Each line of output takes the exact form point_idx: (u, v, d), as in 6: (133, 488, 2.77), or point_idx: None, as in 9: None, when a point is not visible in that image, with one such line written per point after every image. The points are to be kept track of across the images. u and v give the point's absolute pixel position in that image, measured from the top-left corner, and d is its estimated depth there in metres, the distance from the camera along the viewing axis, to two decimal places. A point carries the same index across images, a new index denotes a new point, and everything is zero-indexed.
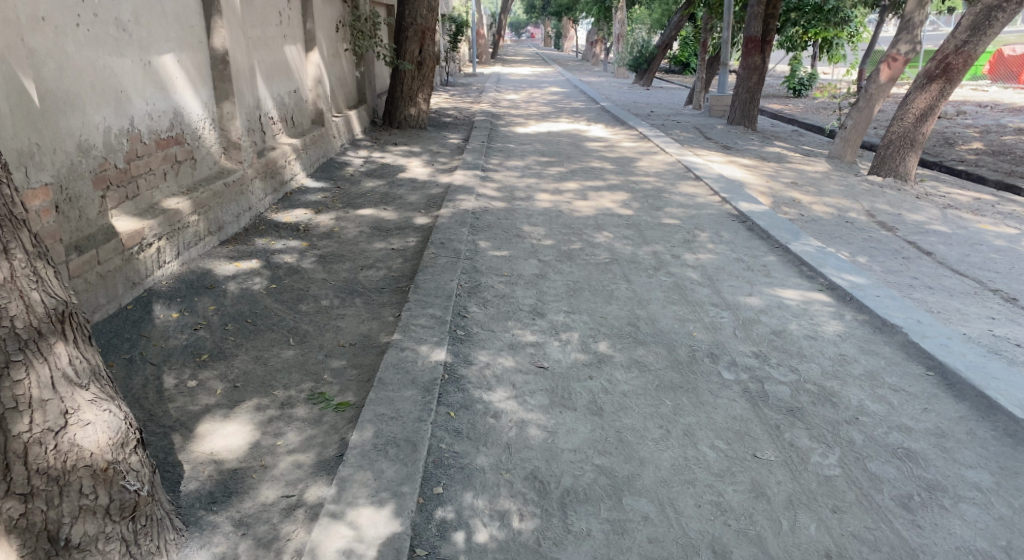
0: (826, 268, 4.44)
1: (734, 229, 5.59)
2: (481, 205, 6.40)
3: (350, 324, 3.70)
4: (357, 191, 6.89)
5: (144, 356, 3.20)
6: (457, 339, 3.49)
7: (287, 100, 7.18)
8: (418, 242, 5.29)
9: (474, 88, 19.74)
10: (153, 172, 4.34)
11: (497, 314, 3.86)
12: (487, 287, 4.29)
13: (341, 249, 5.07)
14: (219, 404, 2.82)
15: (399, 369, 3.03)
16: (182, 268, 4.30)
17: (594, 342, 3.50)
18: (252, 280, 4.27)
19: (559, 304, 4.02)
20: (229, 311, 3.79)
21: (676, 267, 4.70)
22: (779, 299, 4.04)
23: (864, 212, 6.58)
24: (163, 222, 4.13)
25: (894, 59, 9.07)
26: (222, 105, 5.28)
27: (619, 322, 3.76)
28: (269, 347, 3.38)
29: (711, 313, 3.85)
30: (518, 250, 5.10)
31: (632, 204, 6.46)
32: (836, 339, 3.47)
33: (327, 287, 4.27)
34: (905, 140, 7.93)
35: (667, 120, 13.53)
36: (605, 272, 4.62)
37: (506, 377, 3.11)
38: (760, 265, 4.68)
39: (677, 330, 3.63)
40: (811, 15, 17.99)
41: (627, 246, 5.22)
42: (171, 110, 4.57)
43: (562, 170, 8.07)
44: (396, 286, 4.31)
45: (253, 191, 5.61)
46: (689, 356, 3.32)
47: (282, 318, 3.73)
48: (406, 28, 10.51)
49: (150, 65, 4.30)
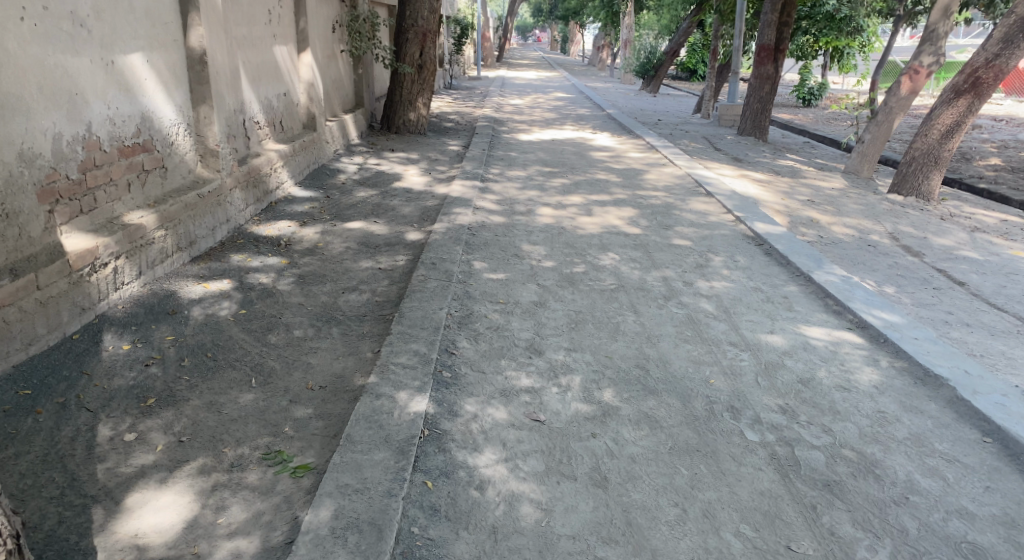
0: (855, 303, 4.01)
1: (750, 253, 5.17)
2: (479, 219, 5.99)
3: (323, 362, 3.28)
4: (347, 201, 6.48)
5: (81, 400, 2.78)
6: (442, 383, 3.07)
7: (275, 103, 6.77)
8: (408, 261, 4.87)
9: (478, 93, 19.32)
10: (115, 183, 3.93)
11: (490, 351, 3.44)
12: (480, 317, 3.88)
13: (323, 268, 4.66)
14: (157, 465, 2.41)
15: (371, 423, 2.61)
16: (143, 290, 3.89)
17: (597, 390, 3.08)
18: (221, 305, 3.87)
19: (559, 340, 3.60)
20: (188, 343, 3.37)
21: (689, 296, 4.28)
22: (805, 339, 3.63)
23: (887, 235, 6.16)
24: (122, 239, 3.72)
25: (916, 71, 8.62)
26: (198, 109, 4.87)
27: (626, 364, 3.34)
28: (228, 389, 2.97)
29: (729, 354, 3.44)
30: (516, 272, 4.68)
31: (640, 222, 6.06)
32: (874, 392, 3.04)
33: (302, 314, 3.86)
34: (928, 157, 7.51)
35: (675, 129, 13.13)
36: (610, 301, 4.20)
37: (495, 434, 2.69)
38: (780, 296, 4.27)
39: (692, 376, 3.21)
40: (823, 23, 17.64)
41: (635, 270, 4.81)
42: (138, 114, 4.16)
43: (566, 182, 7.66)
44: (379, 314, 3.90)
45: (231, 202, 5.21)
46: (707, 410, 2.89)
47: (247, 353, 3.32)
48: (406, 29, 10.14)
49: (113, 65, 3.89)
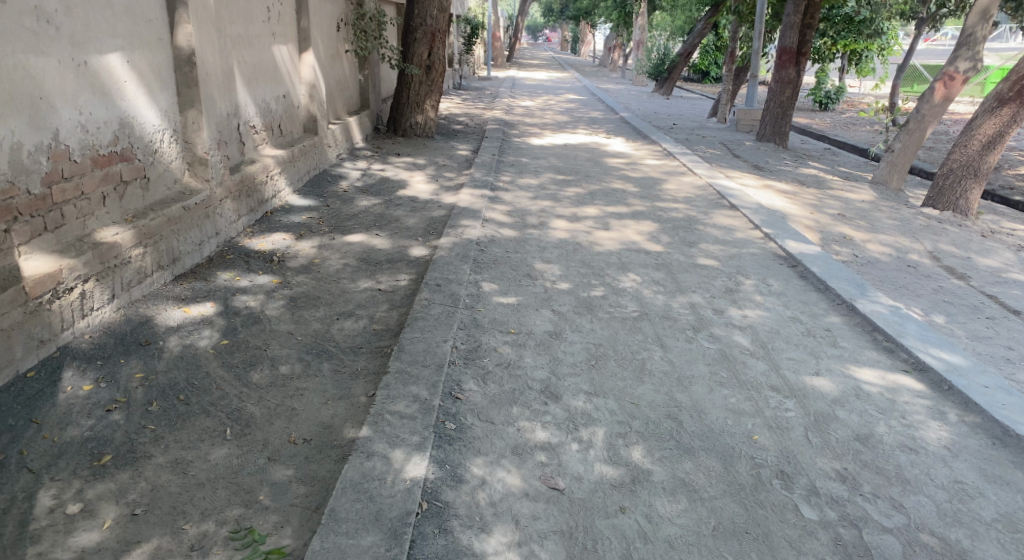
0: (909, 340, 3.59)
1: (783, 276, 4.75)
2: (488, 233, 5.58)
3: (309, 407, 2.87)
4: (349, 211, 6.10)
5: (23, 457, 2.38)
6: (445, 438, 2.67)
7: (273, 106, 6.37)
8: (411, 282, 4.47)
9: (489, 93, 18.83)
10: (87, 197, 3.54)
11: (499, 396, 3.03)
12: (488, 351, 3.47)
13: (319, 289, 4.27)
14: (101, 549, 2.01)
15: (360, 495, 2.22)
16: (116, 315, 3.52)
17: (624, 448, 2.68)
18: (200, 334, 3.48)
19: (578, 382, 3.19)
20: (159, 383, 2.96)
21: (720, 328, 3.86)
22: (856, 384, 3.23)
23: (927, 254, 5.72)
24: (92, 260, 3.33)
25: (951, 77, 8.12)
26: (185, 113, 4.49)
27: (655, 414, 2.93)
28: (198, 443, 2.56)
29: (772, 404, 3.04)
30: (528, 296, 4.28)
31: (662, 237, 5.65)
32: (946, 456, 2.66)
33: (291, 345, 3.46)
34: (968, 170, 7.07)
35: (691, 134, 12.67)
36: (633, 332, 3.79)
37: (506, 508, 2.29)
38: (822, 329, 3.85)
39: (732, 431, 2.81)
40: (842, 26, 17.21)
41: (658, 294, 4.39)
42: (116, 120, 3.78)
43: (580, 191, 7.24)
44: (376, 347, 3.49)
45: (221, 214, 4.83)
46: (753, 477, 2.50)
47: (224, 396, 2.92)
48: (414, 29, 9.75)
49: (86, 66, 3.50)
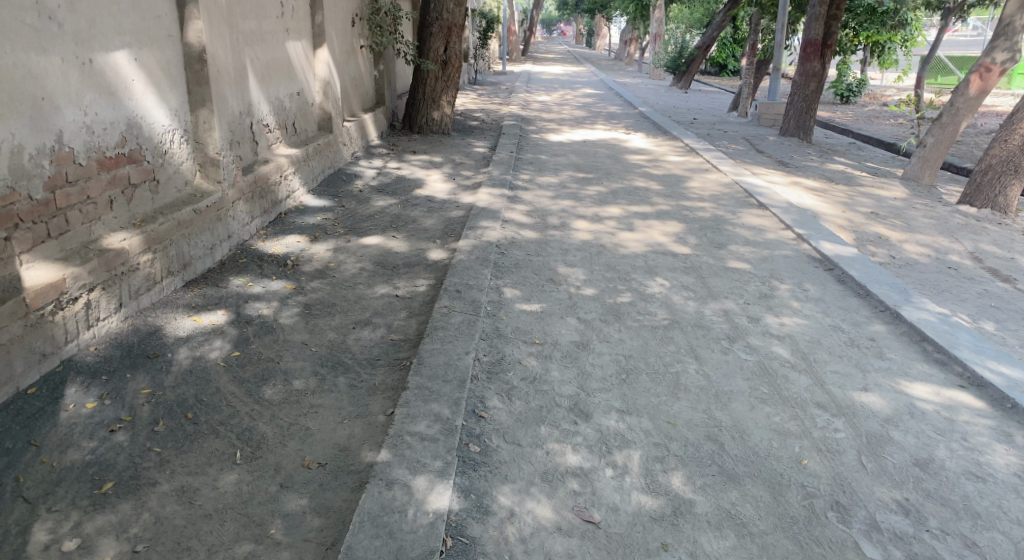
0: (962, 352, 3.35)
1: (820, 280, 4.51)
2: (507, 235, 5.39)
3: (324, 428, 2.70)
4: (365, 212, 5.93)
5: (19, 485, 2.24)
6: (469, 463, 2.48)
7: (286, 103, 6.20)
8: (429, 287, 4.29)
9: (504, 89, 18.58)
10: (93, 202, 3.38)
11: (525, 414, 2.84)
12: (512, 364, 3.28)
13: (334, 295, 4.11)
14: None
15: (379, 530, 2.04)
16: (123, 325, 3.37)
17: (663, 474, 2.48)
18: (211, 345, 3.32)
19: (609, 398, 2.99)
20: (167, 400, 2.81)
21: (758, 337, 3.64)
22: (909, 401, 3.00)
23: (968, 255, 5.45)
24: (97, 268, 3.17)
25: (988, 69, 7.76)
26: (196, 113, 4.33)
27: (694, 435, 2.73)
28: (205, 468, 2.40)
29: (820, 423, 2.82)
30: (552, 303, 4.08)
31: (689, 239, 5.42)
32: (1018, 485, 2.43)
33: (304, 358, 3.29)
34: (1008, 166, 6.76)
35: (713, 129, 12.37)
36: (664, 342, 3.58)
37: (537, 545, 2.10)
38: (866, 339, 3.62)
39: (778, 454, 2.60)
40: (864, 18, 16.49)
41: (688, 301, 4.17)
42: (123, 120, 3.62)
43: (601, 190, 7.02)
44: (394, 359, 3.32)
45: (233, 216, 4.68)
46: (805, 509, 2.30)
47: (235, 414, 2.76)
48: (430, 23, 9.55)
49: (92, 65, 3.35)
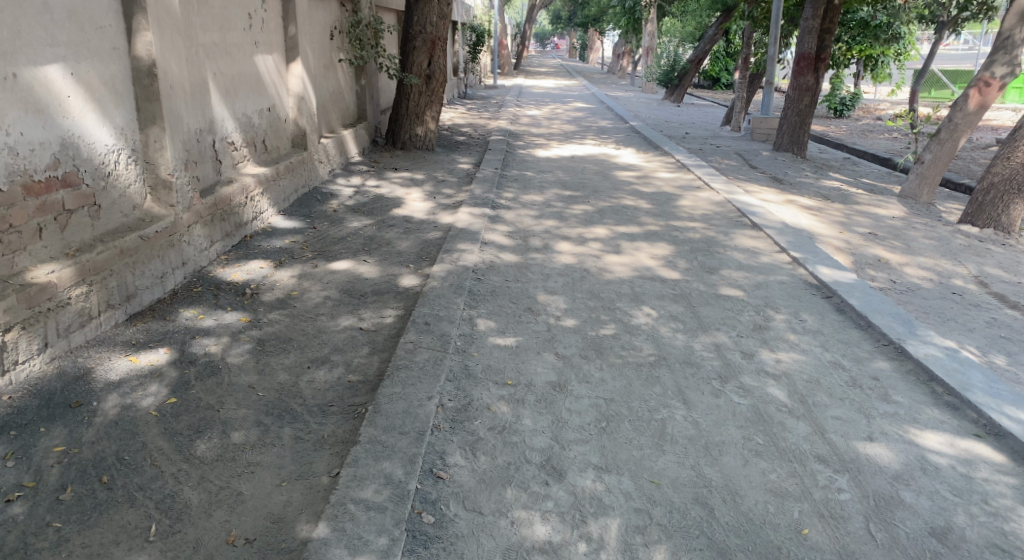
0: (977, 394, 3.04)
1: (817, 309, 4.21)
2: (486, 258, 5.08)
3: (259, 493, 2.37)
4: (337, 233, 5.62)
5: None
6: (421, 539, 2.15)
7: (255, 119, 5.89)
8: (397, 319, 3.96)
9: (494, 103, 18.31)
10: (17, 230, 3.06)
11: (490, 474, 2.51)
12: (480, 410, 2.95)
13: (292, 328, 3.78)
14: None
15: None
16: (48, 367, 3.03)
17: (643, 550, 2.15)
18: (145, 391, 2.98)
19: (586, 452, 2.67)
20: (82, 459, 2.47)
21: (752, 377, 3.32)
22: (920, 453, 2.69)
23: (973, 279, 5.17)
24: (14, 305, 2.84)
25: (987, 83, 7.50)
26: (147, 131, 4.01)
27: (680, 498, 2.40)
28: (110, 548, 2.06)
29: (821, 482, 2.50)
30: (529, 336, 3.76)
31: (678, 262, 5.12)
32: None
33: (248, 404, 2.95)
34: (1011, 184, 6.50)
35: (705, 145, 12.13)
36: (649, 383, 3.26)
37: None
38: (870, 378, 3.31)
39: (775, 522, 2.28)
40: (857, 31, 16.67)
41: (676, 333, 3.86)
42: (57, 140, 3.31)
43: (588, 209, 6.73)
44: (349, 405, 2.99)
45: (188, 241, 4.35)
46: None
47: (158, 476, 2.42)
48: (413, 37, 9.27)
49: (17, 80, 3.04)
